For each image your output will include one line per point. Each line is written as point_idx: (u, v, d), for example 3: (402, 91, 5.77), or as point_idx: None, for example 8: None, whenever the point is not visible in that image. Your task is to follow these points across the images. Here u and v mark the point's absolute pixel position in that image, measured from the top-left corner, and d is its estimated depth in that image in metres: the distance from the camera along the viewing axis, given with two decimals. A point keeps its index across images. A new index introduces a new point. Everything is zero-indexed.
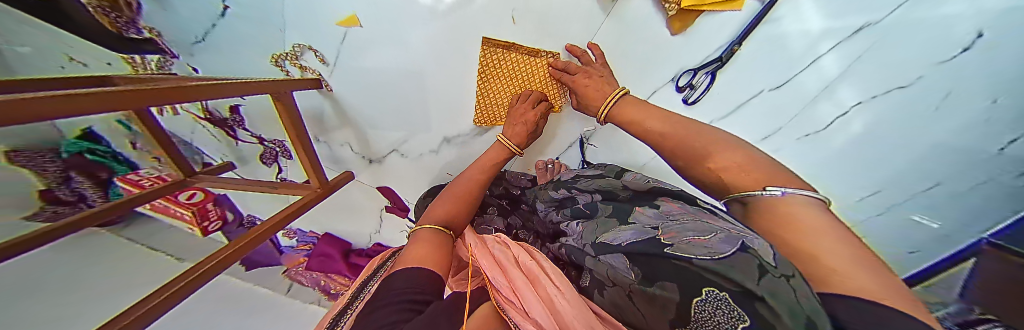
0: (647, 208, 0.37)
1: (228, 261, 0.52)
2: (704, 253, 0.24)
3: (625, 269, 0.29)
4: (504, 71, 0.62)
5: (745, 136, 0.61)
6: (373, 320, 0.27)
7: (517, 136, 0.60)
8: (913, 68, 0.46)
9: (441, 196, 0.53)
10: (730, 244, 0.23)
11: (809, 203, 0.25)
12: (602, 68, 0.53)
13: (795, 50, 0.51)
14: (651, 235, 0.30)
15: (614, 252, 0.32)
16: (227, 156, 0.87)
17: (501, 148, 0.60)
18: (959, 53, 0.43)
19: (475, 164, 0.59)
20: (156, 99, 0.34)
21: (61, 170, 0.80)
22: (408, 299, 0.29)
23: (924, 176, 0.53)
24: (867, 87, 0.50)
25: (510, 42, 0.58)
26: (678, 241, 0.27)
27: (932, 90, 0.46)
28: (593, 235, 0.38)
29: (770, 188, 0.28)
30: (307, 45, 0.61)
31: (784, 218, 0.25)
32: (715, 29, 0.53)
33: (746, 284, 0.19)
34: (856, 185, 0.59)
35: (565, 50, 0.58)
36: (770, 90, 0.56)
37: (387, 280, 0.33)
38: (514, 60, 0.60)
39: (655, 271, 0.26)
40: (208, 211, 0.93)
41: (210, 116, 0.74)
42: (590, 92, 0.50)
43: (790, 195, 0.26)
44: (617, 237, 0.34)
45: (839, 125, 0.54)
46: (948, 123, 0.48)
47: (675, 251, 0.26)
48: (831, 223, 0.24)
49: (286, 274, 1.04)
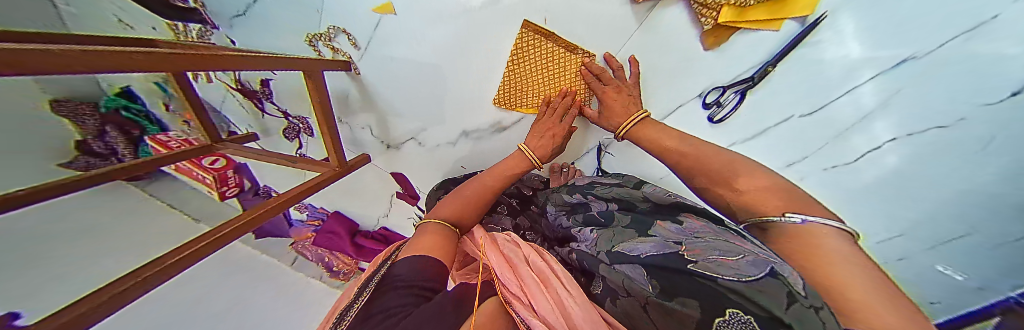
0: (669, 223, 0.37)
1: (244, 230, 0.50)
2: (731, 273, 0.24)
3: (643, 281, 0.29)
4: (538, 67, 0.60)
5: (767, 161, 0.61)
6: (382, 303, 0.28)
7: (541, 149, 0.60)
8: (954, 108, 0.43)
9: (447, 197, 0.53)
10: (758, 268, 0.23)
11: (834, 233, 0.25)
12: (632, 87, 0.55)
13: (833, 75, 0.49)
14: (673, 250, 0.30)
15: (630, 262, 0.32)
16: (251, 127, 0.90)
17: (522, 158, 0.60)
18: (1006, 96, 0.38)
19: (489, 171, 0.58)
20: (201, 65, 0.35)
21: (99, 124, 0.85)
22: (417, 288, 0.30)
23: (954, 223, 0.49)
24: (903, 122, 0.47)
25: (552, 31, 0.56)
26: (702, 258, 0.27)
27: (971, 134, 0.43)
28: (608, 244, 0.38)
29: (790, 215, 0.27)
30: (341, 28, 0.62)
31: (805, 250, 0.25)
32: (750, 49, 0.52)
33: (775, 311, 0.19)
34: (880, 223, 0.57)
35: (601, 55, 0.57)
36: (800, 116, 0.54)
37: (398, 265, 0.34)
38: (548, 57, 0.59)
39: (675, 287, 0.26)
40: (227, 178, 0.97)
41: (241, 87, 0.78)
42: (614, 106, 0.53)
43: (811, 223, 0.26)
44: (636, 248, 0.34)
45: (872, 159, 0.52)
46: (983, 178, 0.44)
47: (698, 268, 0.26)
48: (860, 260, 0.22)
49: (292, 247, 1.06)
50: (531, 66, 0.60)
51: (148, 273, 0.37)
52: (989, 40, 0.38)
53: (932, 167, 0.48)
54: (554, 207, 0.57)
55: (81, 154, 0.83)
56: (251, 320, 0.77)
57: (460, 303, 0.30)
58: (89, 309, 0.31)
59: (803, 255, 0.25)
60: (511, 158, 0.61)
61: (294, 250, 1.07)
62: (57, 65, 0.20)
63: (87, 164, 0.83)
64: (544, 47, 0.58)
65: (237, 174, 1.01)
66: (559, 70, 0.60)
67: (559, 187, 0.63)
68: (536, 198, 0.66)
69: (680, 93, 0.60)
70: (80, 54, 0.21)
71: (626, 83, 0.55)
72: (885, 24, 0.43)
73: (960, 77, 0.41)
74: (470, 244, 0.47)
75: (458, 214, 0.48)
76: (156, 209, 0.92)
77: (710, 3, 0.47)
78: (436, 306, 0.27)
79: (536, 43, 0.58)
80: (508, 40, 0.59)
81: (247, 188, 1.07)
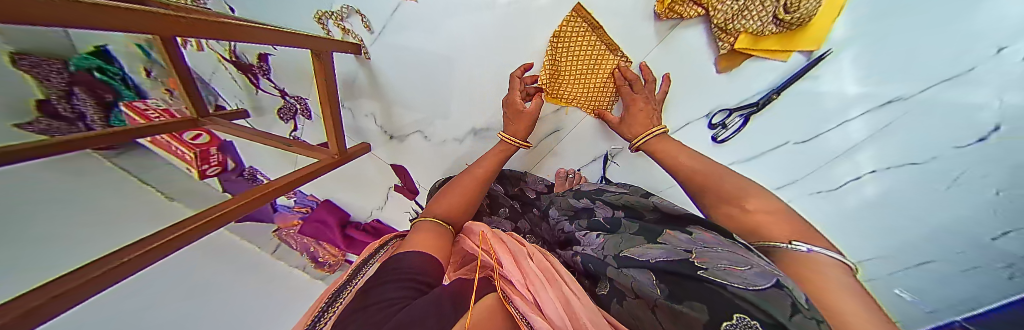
0: (678, 232, 0.38)
1: (229, 218, 0.47)
2: (739, 282, 0.24)
3: (650, 283, 0.29)
4: (570, 66, 0.60)
5: (762, 183, 0.64)
6: (374, 295, 0.26)
7: (523, 134, 0.58)
8: (931, 148, 0.47)
9: (443, 190, 0.53)
10: (765, 279, 0.23)
11: (833, 263, 0.26)
12: (658, 101, 0.57)
13: (828, 108, 0.53)
14: (684, 257, 0.31)
15: (640, 267, 0.32)
16: (242, 103, 0.85)
17: (506, 146, 0.58)
18: (972, 142, 0.44)
19: (487, 156, 0.58)
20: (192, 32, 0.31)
21: (65, 84, 0.78)
22: (414, 279, 0.29)
23: (917, 253, 0.55)
24: (883, 156, 0.51)
25: (599, 24, 0.56)
26: (712, 266, 0.27)
27: (946, 171, 0.47)
28: (616, 249, 0.38)
29: (795, 243, 0.29)
30: (356, 9, 0.61)
31: (821, 278, 0.25)
32: (760, 75, 0.54)
33: (779, 317, 0.20)
34: (858, 250, 0.60)
35: (637, 64, 0.58)
36: (797, 143, 0.57)
37: (395, 259, 0.33)
38: (582, 59, 0.59)
39: (685, 292, 0.26)
40: (210, 156, 0.90)
41: (236, 59, 0.74)
42: (639, 115, 0.54)
43: (815, 253, 0.28)
44: (645, 254, 0.34)
45: (852, 187, 0.56)
46: (950, 214, 0.49)
47: (708, 275, 0.26)
48: (855, 287, 0.24)
49: (275, 234, 1.01)
50: (568, 57, 0.59)
51: (136, 255, 0.34)
52: (964, 87, 0.43)
53: (903, 202, 0.52)
54: (558, 210, 0.58)
55: (41, 117, 0.74)
56: (228, 309, 0.72)
57: (459, 296, 0.28)
58: (84, 283, 0.28)
59: (807, 279, 0.26)
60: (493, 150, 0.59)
61: (276, 238, 1.01)
62: (27, 16, 0.16)
63: (48, 127, 0.74)
64: (585, 39, 0.57)
65: (221, 152, 0.94)
66: (595, 68, 0.59)
67: (566, 191, 0.64)
68: (537, 201, 0.67)
69: (691, 110, 0.62)
70: (71, 6, 0.18)
71: (655, 97, 0.56)
72: (881, 65, 0.47)
73: (933, 122, 0.46)
74: (469, 242, 0.42)
75: (452, 208, 0.48)
76: (126, 184, 0.85)
77: (728, 29, 0.49)
78: (433, 301, 0.25)
79: (581, 36, 0.57)
80: (527, 42, 0.59)
81: (231, 168, 1.01)
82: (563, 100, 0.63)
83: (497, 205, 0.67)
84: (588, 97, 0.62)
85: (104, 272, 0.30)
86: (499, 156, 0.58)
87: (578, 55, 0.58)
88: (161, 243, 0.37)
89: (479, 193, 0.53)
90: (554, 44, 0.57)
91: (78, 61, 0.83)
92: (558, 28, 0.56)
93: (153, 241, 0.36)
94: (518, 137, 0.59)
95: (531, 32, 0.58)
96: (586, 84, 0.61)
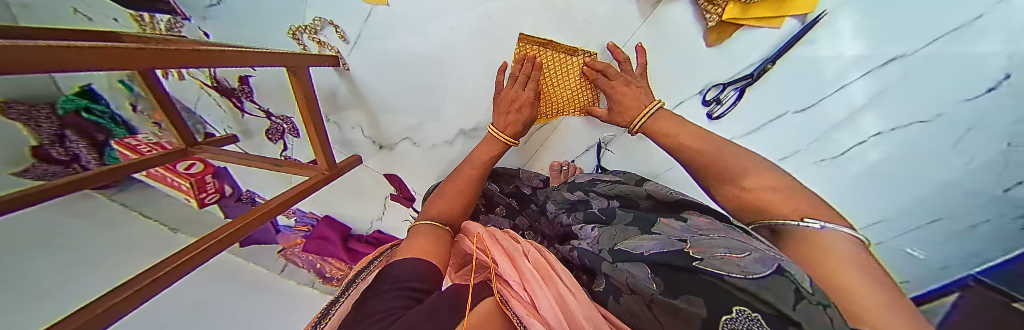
0: (673, 220, 0.37)
1: (228, 242, 0.54)
2: (737, 271, 0.23)
3: (646, 278, 0.28)
4: (548, 77, 0.59)
5: (766, 154, 0.62)
6: (368, 308, 0.26)
7: (511, 126, 0.56)
8: (935, 106, 0.46)
9: (438, 192, 0.52)
10: (765, 265, 0.22)
11: (846, 239, 0.25)
12: (637, 78, 0.53)
13: (825, 75, 0.50)
14: (678, 248, 0.29)
15: (634, 260, 0.31)
16: (230, 128, 0.85)
17: (494, 141, 0.57)
18: (983, 91, 0.42)
19: (471, 157, 0.57)
20: (175, 61, 0.32)
21: (56, 127, 0.79)
22: (407, 287, 0.28)
23: (920, 214, 0.55)
24: (886, 118, 0.50)
25: (551, 39, 0.56)
26: (708, 256, 0.26)
27: (953, 126, 0.46)
28: (611, 242, 0.37)
29: (807, 220, 0.27)
30: (328, 20, 0.58)
31: (830, 258, 0.23)
32: (749, 46, 0.52)
33: (781, 307, 0.18)
34: (865, 215, 0.61)
35: (605, 50, 0.57)
36: (793, 112, 0.55)
37: (386, 270, 0.32)
38: (554, 64, 0.58)
39: (681, 285, 0.25)
40: (207, 184, 0.92)
41: (218, 84, 0.72)
42: (624, 100, 0.51)
43: (830, 230, 0.26)
44: (640, 246, 0.33)
45: (857, 154, 0.55)
46: (975, 160, 0.47)
47: (704, 265, 0.25)
48: (866, 261, 0.22)
49: (281, 254, 1.01)
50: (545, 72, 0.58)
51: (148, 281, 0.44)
52: (967, 43, 0.40)
53: (908, 162, 0.52)
54: (555, 205, 0.58)
55: (38, 162, 0.76)
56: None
57: (456, 299, 0.27)
58: None
59: (818, 260, 0.24)
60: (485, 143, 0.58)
61: (282, 258, 1.01)
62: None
63: (45, 172, 0.76)
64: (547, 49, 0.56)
65: (218, 179, 0.97)
66: (568, 69, 0.58)
67: (561, 184, 0.64)
68: (534, 197, 0.66)
69: (682, 89, 0.60)
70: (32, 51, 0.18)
71: (632, 75, 0.53)
72: (877, 26, 0.44)
73: (937, 77, 0.44)
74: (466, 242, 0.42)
75: (450, 211, 0.46)
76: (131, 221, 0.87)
77: None
78: (429, 305, 0.24)
79: (549, 53, 0.57)
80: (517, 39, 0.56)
81: (229, 194, 1.03)
82: (552, 89, 0.60)
83: (493, 204, 0.65)
84: (569, 98, 0.61)
85: (88, 319, 0.37)
86: (486, 156, 0.56)
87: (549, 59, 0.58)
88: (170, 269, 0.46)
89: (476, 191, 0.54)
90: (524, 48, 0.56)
91: (63, 102, 0.82)
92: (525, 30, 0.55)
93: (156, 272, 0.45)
94: (506, 132, 0.56)
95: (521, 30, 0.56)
96: (564, 82, 0.60)
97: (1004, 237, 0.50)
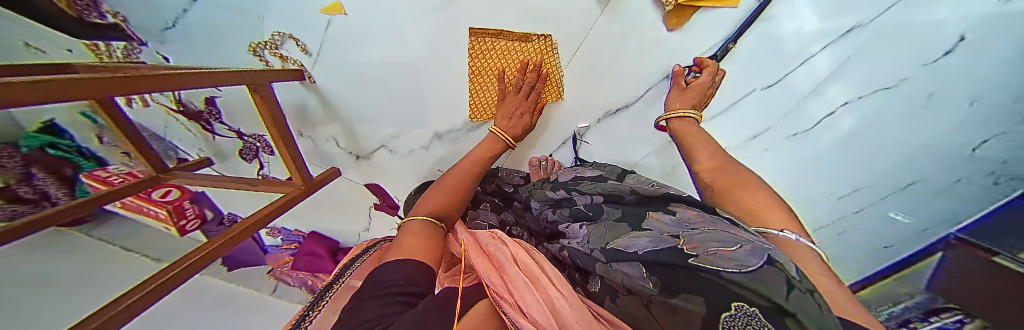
0: (662, 214, 0.39)
1: (213, 256, 0.52)
2: (732, 266, 0.23)
3: (641, 278, 0.28)
4: (495, 58, 0.61)
5: (736, 135, 0.65)
6: (355, 316, 0.23)
7: (512, 127, 0.61)
8: (902, 70, 0.49)
9: (429, 191, 0.51)
10: (757, 258, 0.23)
11: (812, 254, 0.27)
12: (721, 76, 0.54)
13: (790, 48, 0.53)
14: (672, 244, 0.30)
15: (628, 260, 0.31)
16: (204, 151, 0.83)
17: (495, 139, 0.61)
18: (943, 55, 0.46)
19: (466, 158, 0.58)
20: (129, 86, 0.31)
21: (22, 166, 0.72)
22: (399, 291, 0.26)
23: (908, 174, 0.57)
24: (851, 88, 0.53)
25: (522, 33, 0.57)
26: (702, 252, 0.26)
27: (918, 90, 0.50)
28: (602, 241, 0.38)
29: (787, 232, 0.30)
30: (288, 33, 0.57)
31: (813, 272, 0.25)
32: (714, 26, 0.54)
33: (778, 300, 0.18)
34: (840, 182, 0.64)
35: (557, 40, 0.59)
36: (762, 89, 0.58)
37: (372, 276, 0.29)
38: (504, 49, 0.60)
39: (676, 283, 0.24)
40: (185, 210, 0.91)
41: (184, 108, 0.71)
42: (685, 94, 0.54)
43: (802, 242, 0.29)
44: (632, 244, 0.33)
45: (829, 123, 0.58)
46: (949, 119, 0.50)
47: (700, 262, 0.25)
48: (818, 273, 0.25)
49: (270, 274, 1.00)
50: (495, 56, 0.61)
51: (109, 315, 0.38)
52: (917, 8, 0.45)
53: (880, 127, 0.55)
54: (537, 203, 0.58)
55: (8, 204, 0.69)
56: None
57: (447, 303, 0.26)
58: None
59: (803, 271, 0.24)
60: (485, 141, 0.62)
61: (271, 278, 1.00)
62: None
63: (14, 213, 0.70)
64: (498, 41, 0.59)
65: (196, 204, 0.94)
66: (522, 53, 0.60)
67: (541, 182, 0.64)
68: (517, 194, 0.67)
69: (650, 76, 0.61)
70: None
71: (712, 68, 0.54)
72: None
73: (894, 49, 0.48)
74: (455, 244, 0.45)
75: (438, 207, 0.46)
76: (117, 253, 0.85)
77: None
78: (422, 312, 0.23)
79: (502, 46, 0.59)
80: (468, 32, 0.57)
81: (210, 218, 1.01)
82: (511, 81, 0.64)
83: (478, 200, 0.66)
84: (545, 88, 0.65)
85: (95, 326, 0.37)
86: (485, 152, 0.60)
87: (502, 49, 0.60)
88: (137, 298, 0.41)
89: (471, 184, 0.54)
90: (474, 41, 0.58)
91: (26, 140, 0.75)
92: (473, 24, 0.56)
93: (122, 301, 0.40)
94: (506, 132, 0.61)
95: (470, 25, 0.56)
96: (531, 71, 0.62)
97: (981, 193, 0.53)
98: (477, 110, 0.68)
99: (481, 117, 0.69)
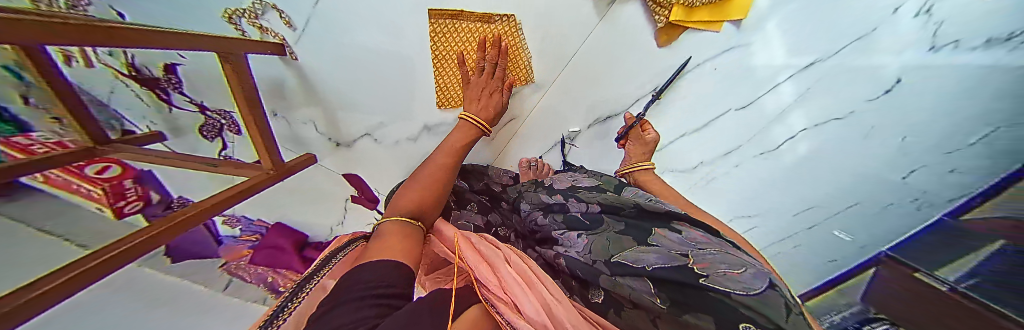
0: (668, 230, 0.39)
1: (159, 241, 0.44)
2: (738, 287, 0.27)
3: (650, 293, 0.30)
4: (457, 41, 0.63)
5: (717, 147, 0.75)
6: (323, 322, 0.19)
7: (484, 112, 0.60)
8: (849, 105, 0.65)
9: (406, 186, 0.48)
10: (760, 281, 0.28)
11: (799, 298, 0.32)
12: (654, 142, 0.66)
13: (760, 74, 0.68)
14: (683, 262, 0.32)
15: (636, 274, 0.32)
16: (154, 124, 0.72)
17: (468, 126, 0.60)
18: (882, 93, 0.63)
19: (440, 149, 0.56)
20: (120, 40, 0.28)
21: None
22: (372, 293, 0.22)
23: (850, 196, 0.71)
24: (810, 115, 0.68)
25: (499, 12, 0.61)
26: (712, 272, 0.30)
27: (863, 121, 0.65)
28: (606, 252, 0.37)
29: None
30: (271, 3, 0.53)
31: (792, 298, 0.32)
32: (701, 44, 0.67)
33: (777, 320, 0.25)
34: (800, 199, 0.76)
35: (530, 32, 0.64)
36: (737, 108, 0.71)
37: (347, 274, 0.26)
38: (467, 29, 0.62)
39: (688, 300, 0.28)
40: (125, 190, 0.67)
41: (135, 73, 0.62)
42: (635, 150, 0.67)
43: None
44: (641, 259, 0.34)
45: (788, 147, 0.72)
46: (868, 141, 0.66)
47: (709, 281, 0.29)
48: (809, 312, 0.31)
49: (224, 269, 0.80)
50: (461, 41, 0.63)
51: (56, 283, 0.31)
52: (867, 55, 0.62)
53: (826, 155, 0.70)
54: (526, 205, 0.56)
55: None
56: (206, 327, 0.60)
57: (432, 307, 0.24)
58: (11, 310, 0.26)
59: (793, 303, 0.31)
60: (459, 129, 0.60)
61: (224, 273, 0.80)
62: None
63: None
64: (474, 25, 0.62)
65: (138, 184, 0.71)
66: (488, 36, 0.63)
67: (529, 184, 0.63)
68: (504, 194, 0.66)
69: (639, 87, 0.71)
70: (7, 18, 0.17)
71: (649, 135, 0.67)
72: (797, 37, 0.65)
73: (847, 83, 0.65)
74: (441, 244, 0.42)
75: (415, 203, 0.43)
76: None
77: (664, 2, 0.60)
78: (408, 312, 0.21)
79: (471, 28, 0.62)
80: (423, 13, 0.59)
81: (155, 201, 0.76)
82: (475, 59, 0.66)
83: (463, 200, 0.63)
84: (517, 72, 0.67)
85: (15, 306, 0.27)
86: (456, 144, 0.57)
87: (466, 30, 0.62)
88: (81, 270, 0.34)
89: (449, 181, 0.52)
90: (434, 24, 0.60)
91: None
92: (433, 5, 0.58)
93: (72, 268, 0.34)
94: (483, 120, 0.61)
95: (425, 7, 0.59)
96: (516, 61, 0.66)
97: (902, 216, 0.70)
98: (445, 98, 0.70)
99: (450, 104, 0.72)
